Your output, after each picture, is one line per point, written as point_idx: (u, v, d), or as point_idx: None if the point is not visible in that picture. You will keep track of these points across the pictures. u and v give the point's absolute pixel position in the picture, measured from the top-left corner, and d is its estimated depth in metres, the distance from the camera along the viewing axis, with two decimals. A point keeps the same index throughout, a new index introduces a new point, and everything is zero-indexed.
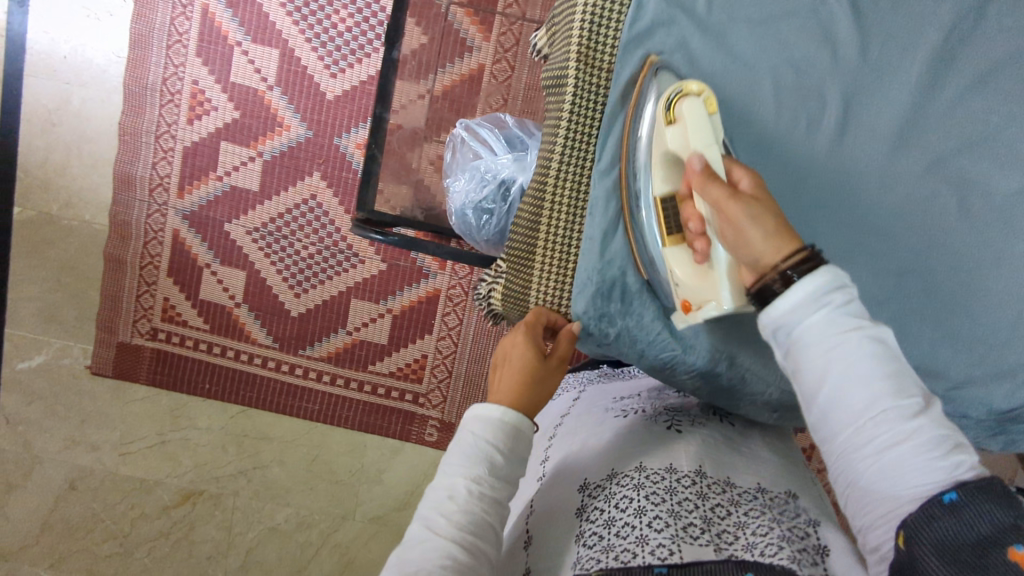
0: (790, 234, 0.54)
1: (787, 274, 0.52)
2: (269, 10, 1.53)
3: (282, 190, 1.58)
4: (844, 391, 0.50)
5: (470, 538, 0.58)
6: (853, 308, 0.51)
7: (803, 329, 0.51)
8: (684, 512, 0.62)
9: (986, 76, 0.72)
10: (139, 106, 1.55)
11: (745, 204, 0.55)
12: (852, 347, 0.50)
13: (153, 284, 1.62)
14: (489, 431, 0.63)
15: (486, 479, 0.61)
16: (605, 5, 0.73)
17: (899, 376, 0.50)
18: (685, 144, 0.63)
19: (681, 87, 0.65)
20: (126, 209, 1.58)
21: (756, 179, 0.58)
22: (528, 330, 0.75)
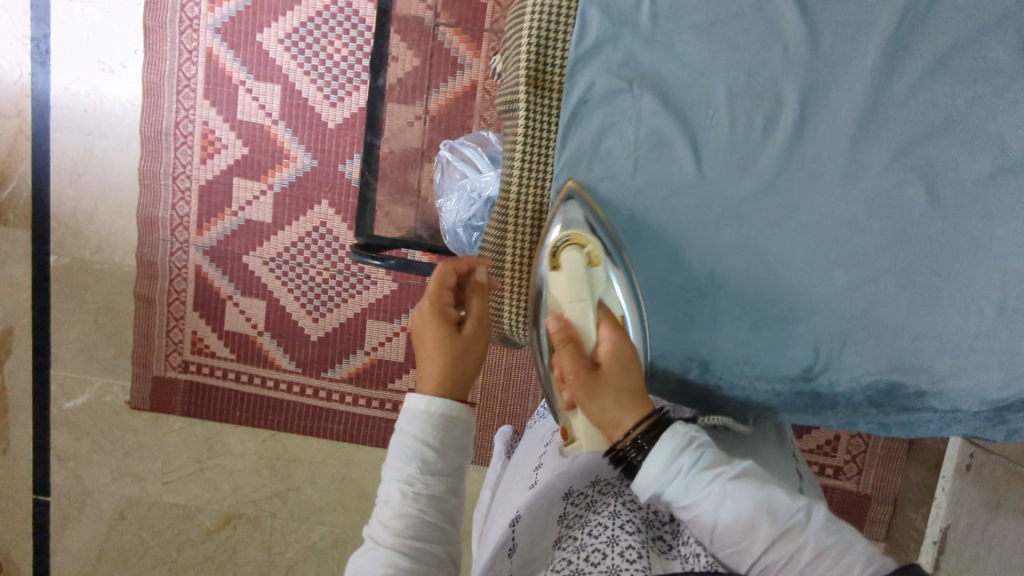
0: (632, 407, 0.63)
1: (635, 440, 0.62)
2: (268, 47, 1.58)
3: (293, 220, 1.63)
4: (725, 529, 0.59)
5: (407, 540, 0.63)
6: (706, 459, 0.61)
7: (667, 483, 0.60)
8: (657, 523, 0.67)
9: (943, 60, 0.71)
10: (156, 149, 1.63)
11: (597, 390, 0.63)
12: (710, 490, 0.59)
13: (181, 318, 1.69)
14: (414, 429, 0.66)
15: (418, 479, 0.64)
16: (549, 26, 0.75)
17: (770, 498, 0.59)
18: (559, 294, 0.70)
19: (569, 237, 0.72)
20: (151, 249, 1.66)
21: (619, 346, 0.66)
22: (436, 298, 0.74)
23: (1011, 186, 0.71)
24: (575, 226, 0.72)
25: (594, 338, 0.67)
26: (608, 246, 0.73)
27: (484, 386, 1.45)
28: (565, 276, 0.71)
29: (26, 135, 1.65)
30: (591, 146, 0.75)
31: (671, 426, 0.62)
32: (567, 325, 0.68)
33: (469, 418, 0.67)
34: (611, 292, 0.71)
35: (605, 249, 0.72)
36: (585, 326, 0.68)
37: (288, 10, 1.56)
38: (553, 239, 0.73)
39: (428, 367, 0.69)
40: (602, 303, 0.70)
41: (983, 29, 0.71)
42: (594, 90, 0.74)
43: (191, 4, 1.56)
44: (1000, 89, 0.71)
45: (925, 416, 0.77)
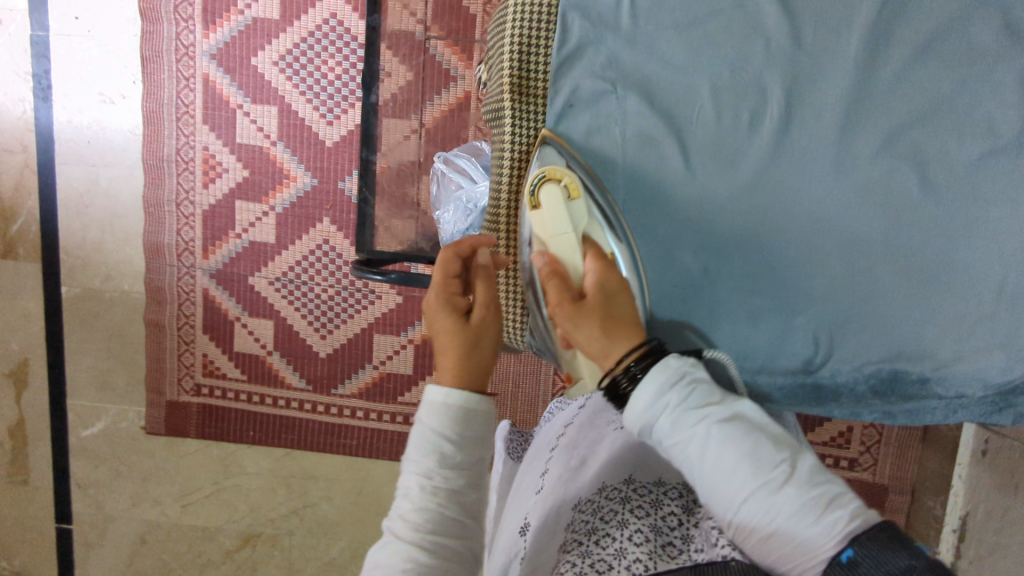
0: (624, 332, 0.64)
1: (631, 372, 0.61)
2: (263, 70, 1.60)
3: (297, 239, 1.65)
4: (707, 469, 0.56)
5: (429, 536, 0.61)
6: (697, 398, 0.59)
7: (653, 416, 0.59)
8: (665, 529, 0.66)
9: (927, 46, 0.71)
10: (158, 177, 1.65)
11: (585, 317, 0.64)
12: (697, 426, 0.57)
13: (191, 342, 1.70)
14: (435, 424, 0.63)
15: (437, 474, 0.62)
16: (530, 33, 0.75)
17: (758, 446, 0.56)
18: (546, 232, 0.72)
19: (544, 174, 0.73)
20: (159, 275, 1.68)
21: (601, 274, 0.68)
22: (443, 288, 0.71)
23: (1003, 169, 0.71)
24: (547, 167, 0.73)
25: (582, 272, 0.69)
26: (584, 179, 0.73)
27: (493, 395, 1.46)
28: (545, 213, 0.72)
29: (32, 169, 1.68)
30: (579, 149, 0.75)
31: (660, 355, 0.61)
32: (553, 261, 0.70)
33: (488, 410, 0.66)
34: (591, 220, 0.73)
35: (582, 181, 0.73)
36: (571, 257, 0.70)
37: (281, 32, 1.58)
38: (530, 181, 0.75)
39: (445, 360, 0.67)
40: (585, 232, 0.72)
41: (965, 13, 0.70)
42: (578, 94, 0.74)
43: (185, 32, 1.59)
44: (986, 71, 0.70)
45: (931, 404, 0.77)
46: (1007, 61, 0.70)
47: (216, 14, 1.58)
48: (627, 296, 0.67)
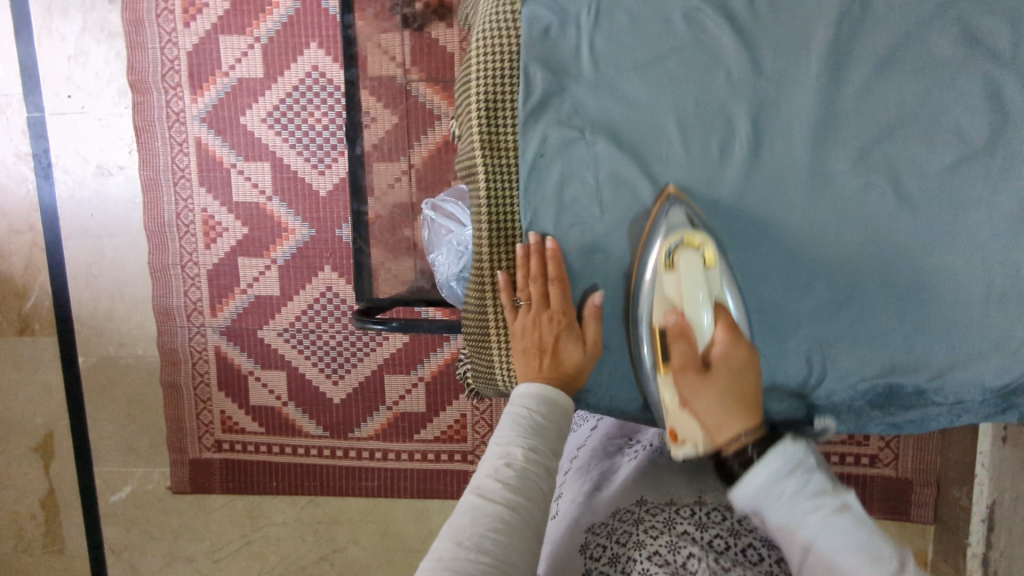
0: (753, 418, 0.62)
1: (749, 453, 0.60)
2: (253, 128, 1.63)
3: (301, 289, 1.67)
4: (816, 558, 0.55)
5: (522, 500, 0.60)
6: (814, 485, 0.57)
7: (762, 496, 0.58)
8: (682, 544, 0.66)
9: (886, 60, 0.71)
10: (162, 242, 1.68)
11: (716, 397, 0.63)
12: (811, 515, 0.56)
13: (208, 400, 1.73)
14: (536, 404, 0.69)
15: (538, 448, 0.65)
16: (495, 86, 0.75)
17: (875, 544, 0.54)
18: (678, 294, 0.69)
19: (683, 238, 0.69)
20: (171, 337, 1.71)
21: (734, 348, 0.66)
22: (561, 320, 0.73)
23: (976, 172, 0.71)
24: (685, 226, 0.70)
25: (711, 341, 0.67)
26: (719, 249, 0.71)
27: None
28: (681, 275, 0.69)
29: (41, 247, 1.72)
30: (555, 199, 0.75)
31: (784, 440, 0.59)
32: (680, 321, 0.68)
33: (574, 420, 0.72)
34: (730, 292, 0.69)
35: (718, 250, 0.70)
36: (700, 324, 0.68)
37: (266, 90, 1.61)
38: (663, 240, 0.70)
39: (538, 370, 0.72)
40: (720, 304, 0.69)
41: (921, 23, 0.71)
42: (549, 143, 0.74)
43: (175, 99, 1.63)
44: (948, 79, 0.71)
45: (935, 411, 0.76)
46: (967, 66, 0.71)
47: (202, 79, 1.62)
48: (754, 375, 0.65)
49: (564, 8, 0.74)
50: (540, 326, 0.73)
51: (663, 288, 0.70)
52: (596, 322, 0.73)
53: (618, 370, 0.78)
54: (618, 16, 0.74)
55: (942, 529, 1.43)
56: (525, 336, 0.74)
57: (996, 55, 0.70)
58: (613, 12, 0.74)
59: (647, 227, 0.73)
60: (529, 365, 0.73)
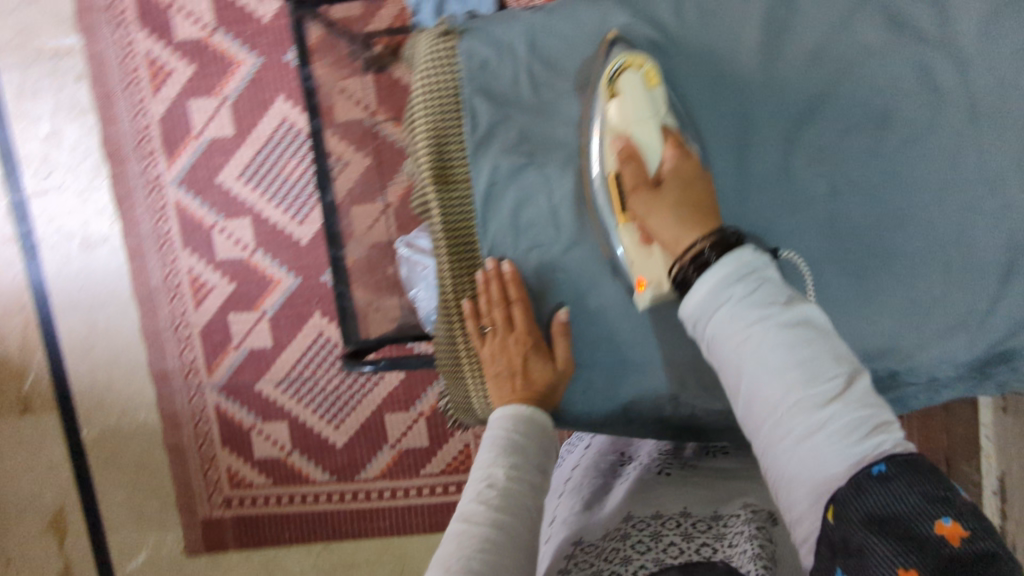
0: (708, 221, 0.64)
1: (706, 256, 0.61)
2: (230, 186, 1.66)
3: (293, 338, 1.68)
4: (754, 375, 0.55)
5: (507, 516, 0.61)
6: (757, 301, 0.57)
7: (708, 312, 0.59)
8: (669, 558, 0.61)
9: (819, 52, 0.71)
10: (152, 307, 1.70)
11: (672, 211, 0.64)
12: (754, 332, 0.56)
13: (213, 458, 1.73)
14: (512, 424, 0.70)
15: (518, 467, 0.66)
16: (441, 124, 0.76)
17: (817, 355, 0.54)
18: (624, 120, 0.68)
19: (624, 62, 0.69)
20: (170, 400, 1.72)
21: (682, 162, 0.66)
22: (527, 341, 0.73)
23: (919, 152, 0.71)
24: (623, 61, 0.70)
25: (661, 162, 0.67)
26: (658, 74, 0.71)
27: None
28: (624, 99, 0.68)
29: (34, 325, 1.73)
30: (511, 225, 0.75)
31: (737, 251, 0.60)
32: (628, 148, 0.68)
33: (554, 437, 0.72)
34: (672, 115, 0.70)
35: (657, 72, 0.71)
36: (650, 149, 0.68)
37: (238, 147, 1.64)
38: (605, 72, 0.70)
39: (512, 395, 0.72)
40: (667, 127, 0.69)
41: (849, 14, 0.71)
42: (499, 171, 0.74)
43: (151, 166, 1.66)
44: (881, 64, 0.70)
45: (912, 390, 0.76)
46: (901, 49, 0.70)
47: (175, 143, 1.65)
48: (705, 181, 0.67)
49: (500, 40, 0.75)
50: (508, 351, 0.73)
51: (609, 120, 0.69)
52: (564, 336, 0.73)
53: (591, 388, 0.77)
54: (553, 42, 0.75)
55: None
56: (495, 362, 0.74)
57: (924, 37, 0.70)
58: (546, 38, 0.75)
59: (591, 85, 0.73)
60: (503, 390, 0.73)
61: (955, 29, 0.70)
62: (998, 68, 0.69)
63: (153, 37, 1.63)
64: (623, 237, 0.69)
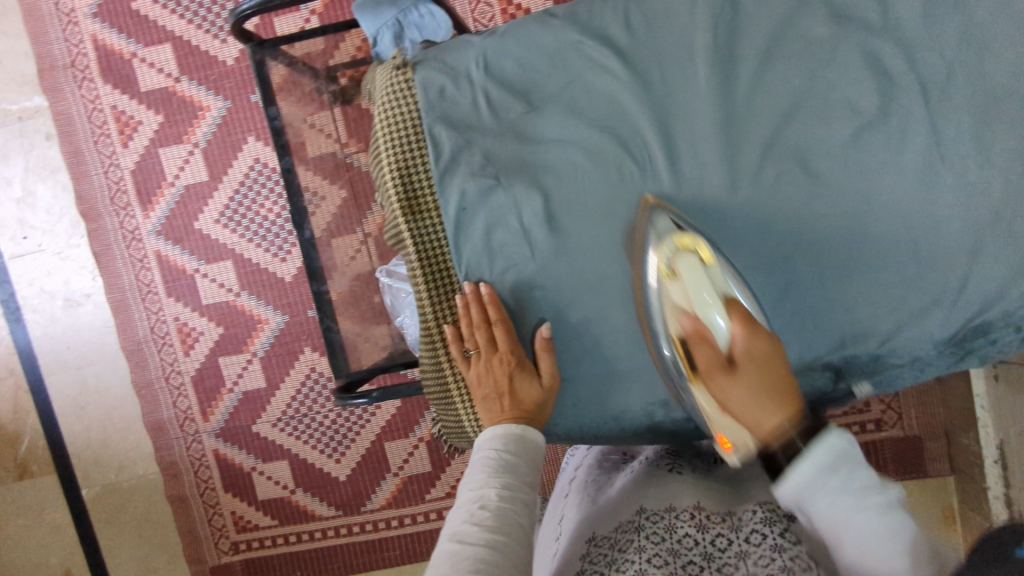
0: (791, 404, 0.57)
1: (796, 442, 0.55)
2: (209, 230, 1.65)
3: (286, 375, 1.68)
4: (862, 561, 0.50)
5: (500, 537, 0.60)
6: (857, 483, 0.52)
7: (804, 493, 0.54)
8: (682, 549, 0.62)
9: (769, 51, 0.73)
10: (142, 359, 1.69)
11: (748, 390, 0.59)
12: (856, 516, 0.51)
13: (217, 504, 1.72)
14: (502, 443, 0.69)
15: (510, 485, 0.65)
16: (405, 155, 0.77)
17: (921, 544, 0.48)
18: (686, 299, 0.66)
19: (676, 242, 0.68)
20: (169, 450, 1.71)
21: (753, 340, 0.60)
22: (511, 360, 0.73)
23: (880, 137, 0.71)
24: (673, 231, 0.70)
25: (730, 337, 0.62)
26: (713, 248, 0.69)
27: None
28: (683, 279, 0.67)
29: (25, 389, 1.72)
30: (484, 246, 0.76)
31: (826, 431, 0.54)
32: (695, 324, 0.64)
33: (544, 451, 0.72)
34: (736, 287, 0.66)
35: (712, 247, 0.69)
36: (716, 321, 0.63)
37: (214, 192, 1.64)
38: (659, 253, 0.69)
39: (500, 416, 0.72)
40: (728, 297, 0.65)
41: (793, 12, 0.73)
42: (467, 194, 0.75)
43: (127, 219, 1.66)
44: (830, 56, 0.72)
45: (896, 370, 0.77)
46: (846, 40, 0.72)
47: (150, 193, 1.65)
48: (780, 356, 0.60)
49: (454, 67, 0.77)
50: (493, 371, 0.73)
51: (671, 297, 0.68)
52: (548, 352, 0.73)
53: (581, 401, 0.77)
54: (507, 64, 0.77)
55: (961, 479, 1.42)
56: (482, 384, 0.73)
57: (868, 26, 0.72)
58: (500, 61, 0.77)
59: (639, 242, 0.72)
60: (492, 411, 0.72)
61: (896, 16, 0.72)
62: (943, 49, 0.71)
63: (118, 90, 1.63)
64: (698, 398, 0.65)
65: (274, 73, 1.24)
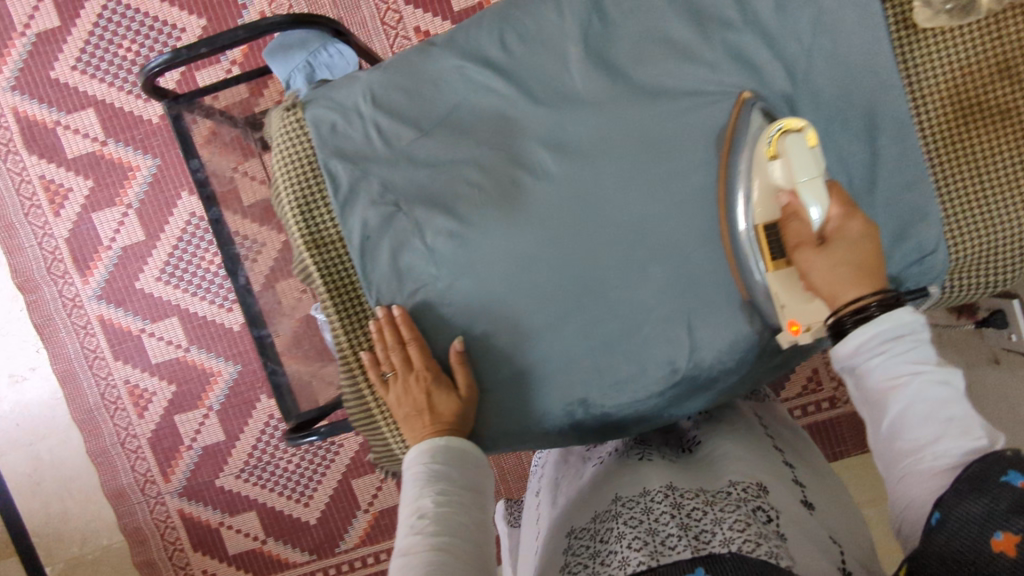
0: (876, 281, 0.61)
1: (869, 309, 0.59)
2: (150, 288, 1.56)
3: (245, 425, 1.59)
4: (907, 416, 0.56)
5: (443, 535, 0.62)
6: (920, 354, 0.57)
7: (860, 353, 0.58)
8: (660, 526, 0.63)
9: (639, 54, 0.76)
10: (94, 427, 1.60)
11: (837, 263, 0.62)
12: (914, 380, 0.56)
13: (187, 564, 1.64)
14: (430, 455, 0.70)
15: (443, 490, 0.66)
16: (305, 194, 0.80)
17: (968, 412, 0.55)
18: (787, 178, 0.66)
19: (783, 125, 0.68)
20: (132, 515, 1.63)
21: (851, 221, 0.63)
22: (425, 379, 0.74)
23: (754, 124, 0.75)
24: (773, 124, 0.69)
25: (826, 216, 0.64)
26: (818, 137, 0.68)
27: None
28: (789, 159, 0.65)
29: None
30: (393, 272, 0.78)
31: (901, 306, 0.58)
32: (792, 202, 0.65)
33: (477, 453, 0.73)
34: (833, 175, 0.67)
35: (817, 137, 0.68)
36: (815, 200, 0.64)
37: (151, 249, 1.55)
38: (766, 134, 0.69)
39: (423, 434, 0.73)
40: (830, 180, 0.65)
41: (658, 16, 0.76)
42: (368, 224, 0.77)
43: (66, 286, 1.56)
44: (694, 54, 0.75)
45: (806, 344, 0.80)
46: (710, 39, 0.75)
47: (87, 258, 1.55)
48: (874, 239, 0.63)
49: (343, 103, 0.80)
50: (411, 392, 0.74)
51: (768, 178, 0.68)
52: (464, 366, 0.76)
53: (503, 409, 0.79)
54: (392, 94, 0.79)
55: None
56: (402, 405, 0.75)
57: (728, 23, 0.75)
58: (387, 92, 0.79)
59: (727, 141, 0.74)
60: (416, 429, 0.74)
61: (754, 11, 0.75)
62: (799, 36, 0.75)
63: (44, 159, 1.53)
64: (774, 283, 0.69)
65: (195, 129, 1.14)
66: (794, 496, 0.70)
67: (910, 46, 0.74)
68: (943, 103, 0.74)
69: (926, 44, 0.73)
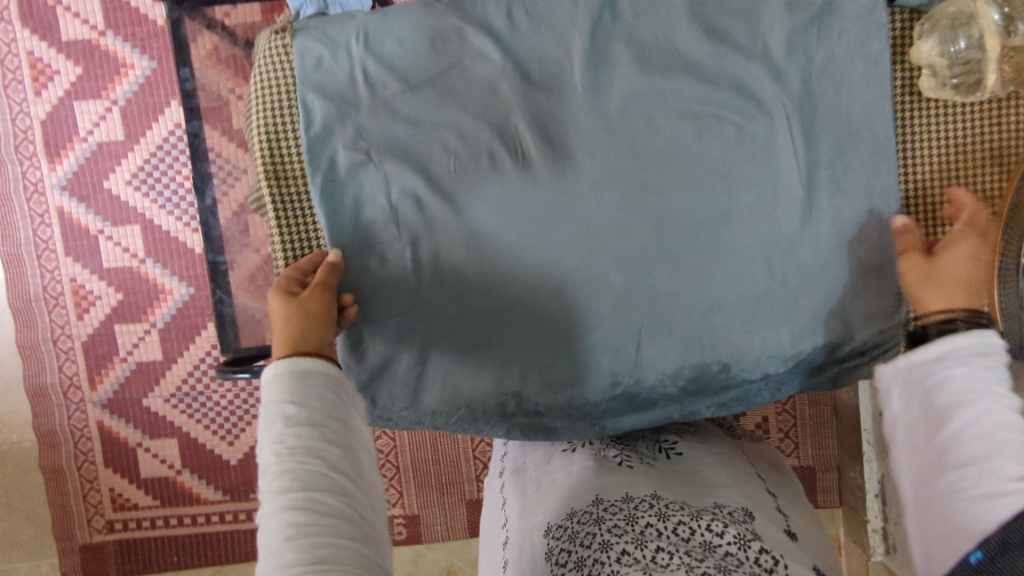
0: None
1: None
2: (118, 191, 1.45)
3: (184, 350, 1.49)
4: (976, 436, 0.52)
5: (300, 493, 0.52)
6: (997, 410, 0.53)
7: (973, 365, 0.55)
8: (648, 539, 0.58)
9: (645, 57, 0.74)
10: (29, 319, 1.48)
11: None
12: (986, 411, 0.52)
13: (95, 479, 1.51)
14: (272, 389, 0.57)
15: (287, 434, 0.54)
16: (280, 121, 0.77)
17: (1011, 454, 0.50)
18: None
19: None
20: (48, 417, 1.50)
21: None
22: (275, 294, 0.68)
23: (744, 155, 0.72)
24: None
25: None
26: None
27: (415, 467, 1.35)
28: None
29: None
30: (349, 222, 0.74)
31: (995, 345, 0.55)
32: None
33: (325, 365, 0.59)
34: None
35: None
36: None
37: (128, 151, 1.45)
38: None
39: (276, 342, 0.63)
40: None
41: (671, 26, 0.74)
42: (336, 169, 0.74)
43: (31, 168, 1.45)
44: (700, 72, 0.73)
45: (751, 387, 0.78)
46: (718, 59, 0.73)
47: (59, 145, 1.44)
48: None
49: (333, 38, 0.76)
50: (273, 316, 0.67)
51: None
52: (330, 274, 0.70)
53: (431, 384, 0.76)
54: (387, 41, 0.75)
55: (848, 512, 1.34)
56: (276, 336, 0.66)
57: (740, 48, 0.73)
58: (381, 38, 0.75)
59: None
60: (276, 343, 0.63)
61: (767, 42, 0.73)
62: (807, 76, 0.73)
63: (37, 36, 1.42)
64: None
65: (195, 40, 1.03)
66: (780, 523, 0.66)
67: (913, 110, 0.74)
68: (930, 175, 0.74)
69: (927, 111, 0.74)
